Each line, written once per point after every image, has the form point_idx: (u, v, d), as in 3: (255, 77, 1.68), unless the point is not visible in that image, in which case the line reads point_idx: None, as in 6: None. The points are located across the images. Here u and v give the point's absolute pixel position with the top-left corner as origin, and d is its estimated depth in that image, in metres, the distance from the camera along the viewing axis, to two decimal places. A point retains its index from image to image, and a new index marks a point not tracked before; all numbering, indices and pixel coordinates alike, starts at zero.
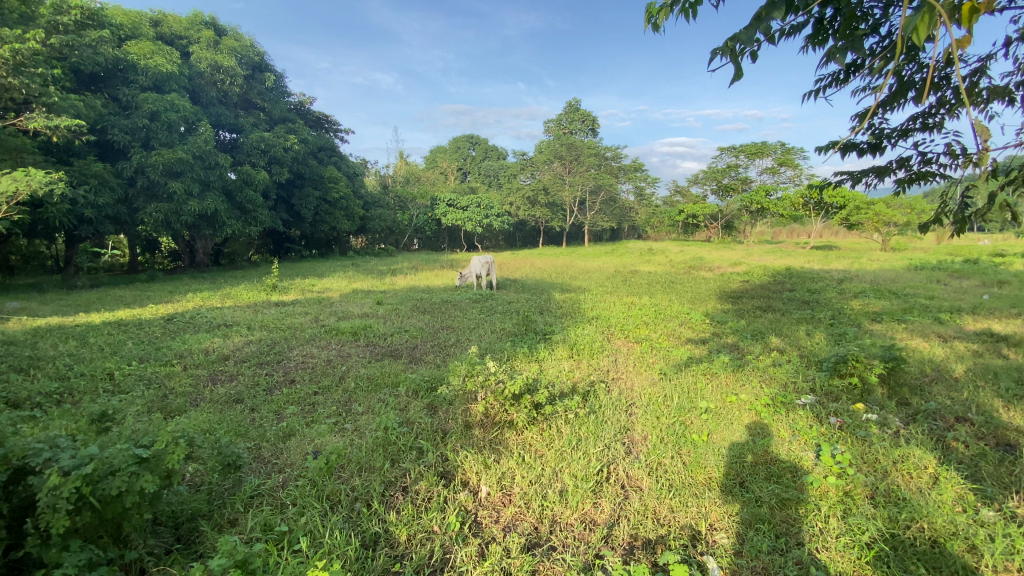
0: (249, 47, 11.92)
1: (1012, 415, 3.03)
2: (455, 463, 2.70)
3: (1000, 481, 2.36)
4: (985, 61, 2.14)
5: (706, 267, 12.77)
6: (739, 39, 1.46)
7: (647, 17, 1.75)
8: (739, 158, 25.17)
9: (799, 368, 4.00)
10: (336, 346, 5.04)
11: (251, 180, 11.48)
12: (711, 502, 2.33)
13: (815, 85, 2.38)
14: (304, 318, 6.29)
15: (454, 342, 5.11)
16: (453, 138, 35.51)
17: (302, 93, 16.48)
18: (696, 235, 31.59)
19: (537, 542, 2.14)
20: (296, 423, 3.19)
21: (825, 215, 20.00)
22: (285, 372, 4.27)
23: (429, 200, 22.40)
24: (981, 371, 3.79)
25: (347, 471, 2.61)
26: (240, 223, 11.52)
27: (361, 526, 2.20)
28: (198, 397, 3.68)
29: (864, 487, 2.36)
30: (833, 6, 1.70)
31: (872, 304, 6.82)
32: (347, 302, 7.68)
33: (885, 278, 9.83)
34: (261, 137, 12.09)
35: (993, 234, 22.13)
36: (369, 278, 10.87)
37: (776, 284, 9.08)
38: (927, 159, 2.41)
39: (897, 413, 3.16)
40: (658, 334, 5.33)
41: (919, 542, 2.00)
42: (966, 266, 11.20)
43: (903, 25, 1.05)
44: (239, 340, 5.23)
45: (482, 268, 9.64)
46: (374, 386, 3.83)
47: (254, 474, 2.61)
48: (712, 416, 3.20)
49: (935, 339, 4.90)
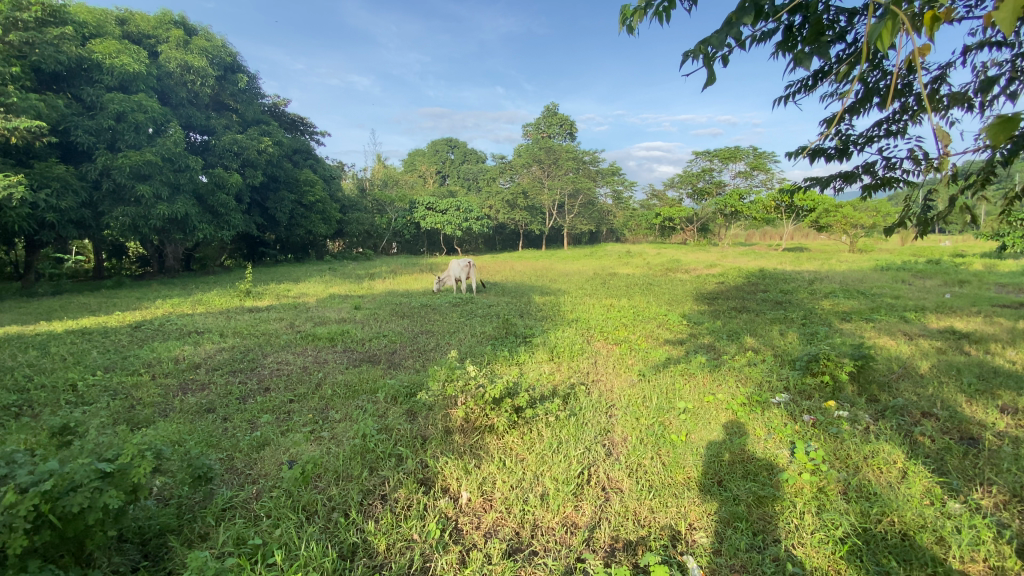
0: (221, 47, 11.62)
1: (974, 409, 3.15)
2: (435, 469, 2.66)
3: (965, 474, 2.44)
4: (946, 68, 2.21)
5: (682, 269, 13.03)
6: (708, 43, 1.48)
7: (621, 19, 1.77)
8: (713, 162, 25.85)
9: (773, 367, 4.08)
10: (312, 352, 4.95)
11: (223, 182, 11.21)
12: (691, 502, 2.35)
13: (786, 90, 2.43)
14: (280, 324, 6.15)
15: (434, 346, 5.08)
16: (432, 141, 35.32)
17: (275, 95, 16.17)
18: (673, 238, 32.23)
19: (519, 547, 2.12)
20: (270, 432, 3.10)
21: (796, 217, 20.57)
22: (259, 380, 4.15)
23: (408, 203, 22.25)
24: (945, 367, 3.93)
25: (324, 480, 2.55)
26: (213, 227, 11.23)
27: (338, 536, 2.15)
28: (167, 407, 3.56)
29: (837, 482, 2.42)
30: (802, 13, 1.74)
31: (842, 304, 7.04)
32: (324, 307, 7.56)
33: (854, 278, 10.22)
34: (234, 139, 11.82)
35: (955, 234, 23.11)
36: (346, 283, 10.72)
37: (750, 285, 9.36)
38: (892, 164, 2.49)
39: (867, 410, 3.25)
40: (637, 335, 5.40)
41: (890, 535, 2.05)
42: (928, 266, 11.68)
43: (867, 32, 1.08)
44: (212, 347, 5.09)
45: (462, 272, 9.62)
46: (352, 393, 3.76)
47: (226, 486, 2.53)
48: (690, 416, 3.24)
49: (901, 336, 5.08)
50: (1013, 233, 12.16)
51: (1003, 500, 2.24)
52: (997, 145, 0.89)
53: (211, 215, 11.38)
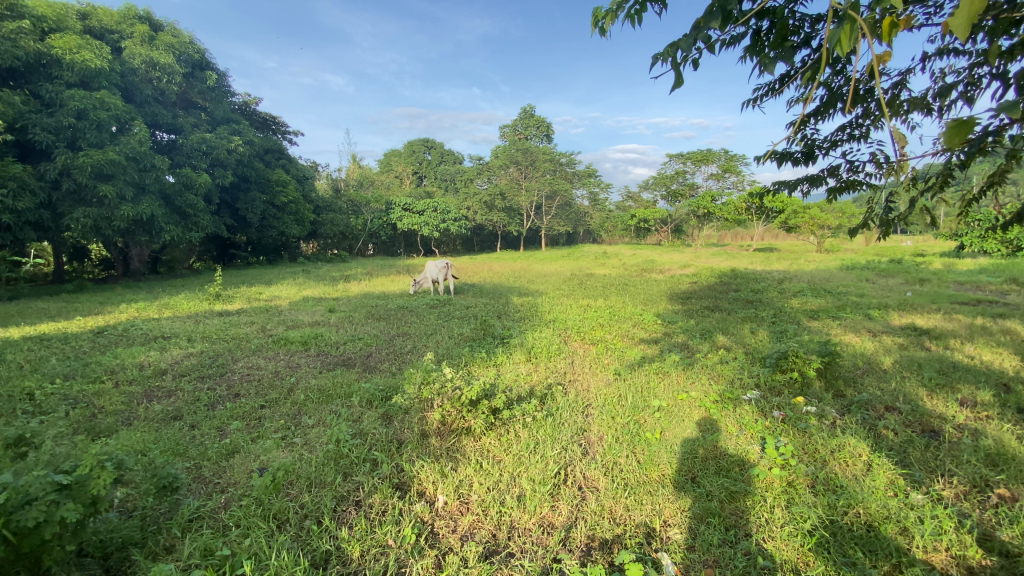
0: (188, 44, 11.27)
1: (935, 403, 3.28)
2: (411, 473, 2.63)
3: (927, 466, 2.54)
4: (905, 75, 2.29)
5: (657, 269, 13.24)
6: (677, 45, 1.50)
7: (593, 21, 1.78)
8: (686, 164, 26.39)
9: (744, 365, 4.17)
10: (284, 357, 4.84)
11: (191, 183, 10.87)
12: (665, 499, 2.38)
13: (754, 94, 2.48)
14: (251, 328, 5.99)
15: (410, 349, 5.03)
16: (408, 142, 35.02)
17: (246, 93, 15.78)
18: (648, 239, 32.72)
19: (495, 549, 2.11)
20: (240, 439, 3.02)
21: (766, 218, 21.10)
22: (228, 386, 4.03)
23: (385, 204, 21.98)
24: (907, 362, 4.08)
25: (296, 487, 2.49)
26: (180, 229, 10.90)
27: (311, 545, 2.10)
28: (131, 415, 3.43)
29: (805, 476, 2.48)
30: (769, 18, 1.78)
31: (810, 302, 7.25)
32: (297, 310, 7.42)
33: (821, 277, 10.55)
34: (203, 138, 11.47)
35: (915, 234, 24.10)
36: (321, 285, 10.54)
37: (722, 285, 9.55)
38: (855, 168, 2.57)
39: (834, 404, 3.35)
40: (613, 334, 5.45)
41: (856, 527, 2.11)
42: (890, 266, 12.12)
43: (827, 37, 1.12)
44: (179, 353, 4.93)
45: (439, 273, 9.56)
46: (325, 398, 3.68)
47: (193, 495, 2.45)
48: (664, 414, 3.29)
49: (866, 333, 5.26)
50: (969, 234, 12.73)
51: (963, 490, 2.33)
52: (952, 148, 0.96)
53: (178, 216, 11.04)
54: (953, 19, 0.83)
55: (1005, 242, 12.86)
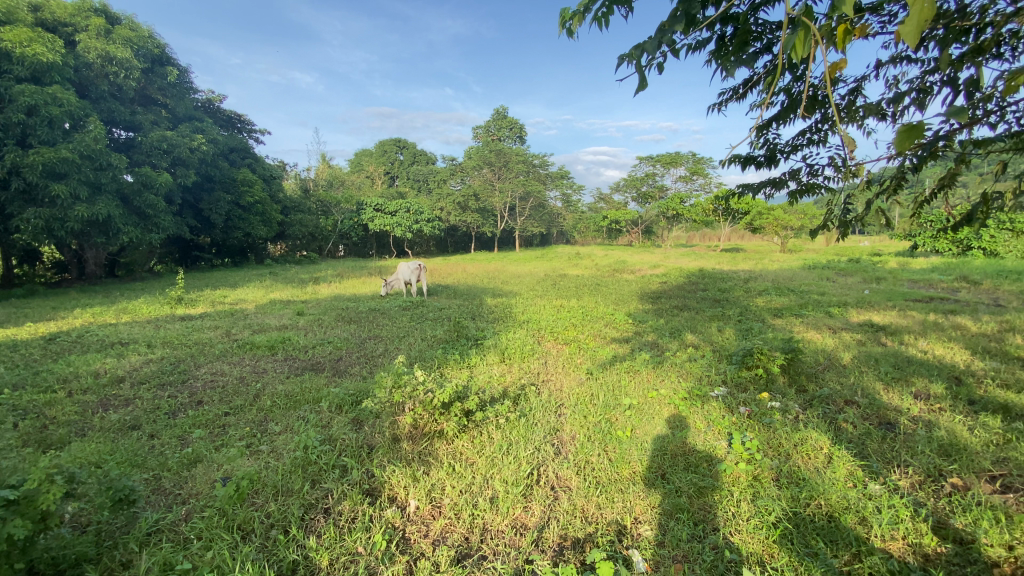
0: (148, 38, 10.80)
1: (891, 396, 3.42)
2: (382, 478, 2.59)
3: (883, 457, 2.65)
4: (860, 82, 2.38)
5: (628, 269, 13.46)
6: (643, 48, 1.52)
7: (561, 21, 1.78)
8: (656, 167, 26.92)
9: (712, 362, 4.27)
10: (250, 362, 4.70)
11: (151, 182, 10.44)
12: (636, 496, 2.41)
13: (719, 98, 2.53)
14: (215, 332, 5.80)
15: (382, 352, 4.96)
16: (379, 141, 34.56)
17: (210, 90, 15.26)
18: (619, 240, 33.22)
19: (468, 552, 2.10)
20: (202, 448, 2.91)
21: (732, 220, 21.70)
22: (191, 393, 3.89)
23: (356, 205, 21.61)
24: (865, 357, 4.26)
25: (261, 496, 2.42)
26: (139, 231, 10.47)
27: (277, 555, 2.04)
28: (85, 426, 3.26)
29: (770, 470, 2.55)
30: (732, 24, 1.82)
31: (773, 301, 7.50)
32: (264, 313, 7.21)
33: (784, 276, 10.93)
34: (163, 137, 11.02)
35: (871, 235, 25.20)
36: (289, 287, 10.28)
37: (690, 284, 9.76)
38: (814, 172, 2.66)
39: (797, 399, 3.46)
40: (585, 334, 5.50)
41: (818, 518, 2.18)
42: (849, 265, 12.60)
43: (782, 43, 1.16)
44: (138, 359, 4.72)
45: (412, 275, 9.48)
46: (293, 404, 3.59)
47: (151, 508, 2.35)
48: (635, 412, 3.33)
49: (826, 330, 5.45)
50: (921, 234, 13.38)
51: (918, 479, 2.43)
52: (903, 151, 1.02)
53: (137, 218, 10.61)
54: (903, 27, 0.87)
55: (954, 241, 13.53)
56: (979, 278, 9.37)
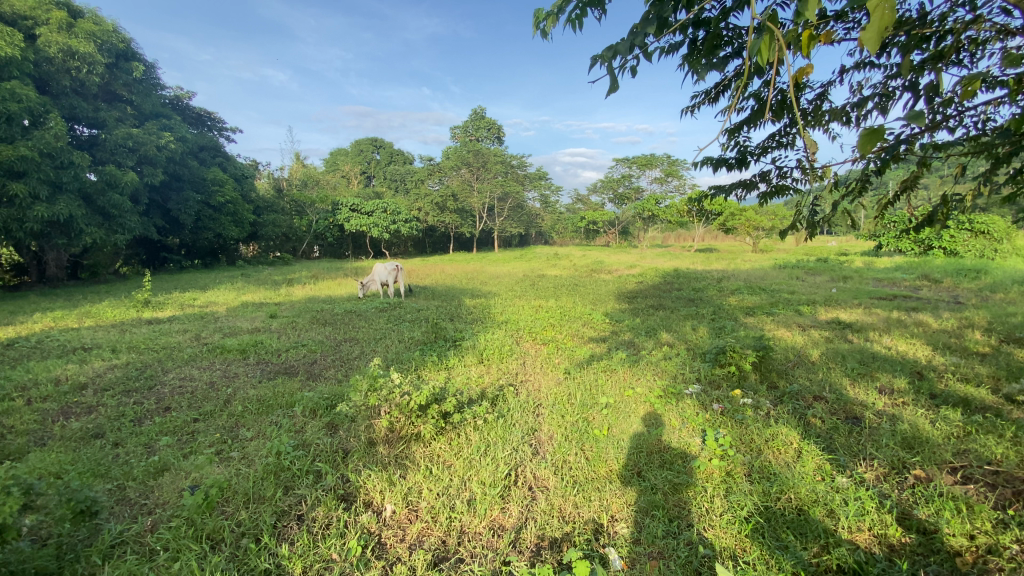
0: (113, 33, 10.38)
1: (857, 391, 3.54)
2: (357, 483, 2.55)
3: (850, 450, 2.73)
4: (827, 87, 2.45)
5: (605, 269, 13.59)
6: (615, 50, 1.53)
7: (535, 22, 1.78)
8: (633, 169, 27.26)
9: (687, 360, 4.35)
10: (221, 366, 4.58)
11: (116, 181, 10.08)
12: (612, 495, 2.43)
13: (692, 101, 2.57)
14: (183, 336, 5.63)
15: (358, 354, 4.89)
16: (355, 140, 34.08)
17: (178, 87, 14.80)
18: (597, 240, 33.55)
19: (445, 556, 2.08)
20: (170, 456, 2.82)
21: (706, 221, 22.13)
22: (158, 399, 3.76)
23: (331, 205, 21.27)
24: (832, 354, 4.39)
25: (232, 504, 2.36)
26: (104, 231, 10.11)
27: (248, 564, 1.99)
28: (44, 435, 3.12)
29: (742, 466, 2.61)
30: (704, 28, 1.84)
31: (746, 299, 7.67)
32: (235, 316, 7.03)
33: (756, 275, 11.20)
34: (129, 134, 10.64)
35: (838, 235, 26.04)
36: (262, 289, 10.05)
37: (665, 284, 9.91)
38: (783, 174, 2.73)
39: (768, 396, 3.55)
40: (563, 334, 5.53)
41: (788, 511, 2.24)
42: (817, 264, 12.98)
43: (748, 47, 1.18)
44: (101, 365, 4.55)
45: (389, 276, 9.37)
46: (265, 409, 3.51)
47: (115, 520, 2.26)
48: (612, 411, 3.36)
49: (796, 328, 5.61)
50: (885, 235, 13.88)
51: (883, 472, 2.51)
52: (864, 155, 1.04)
53: (101, 218, 10.23)
54: (864, 33, 0.89)
55: (916, 241, 14.07)
56: (939, 276, 9.76)
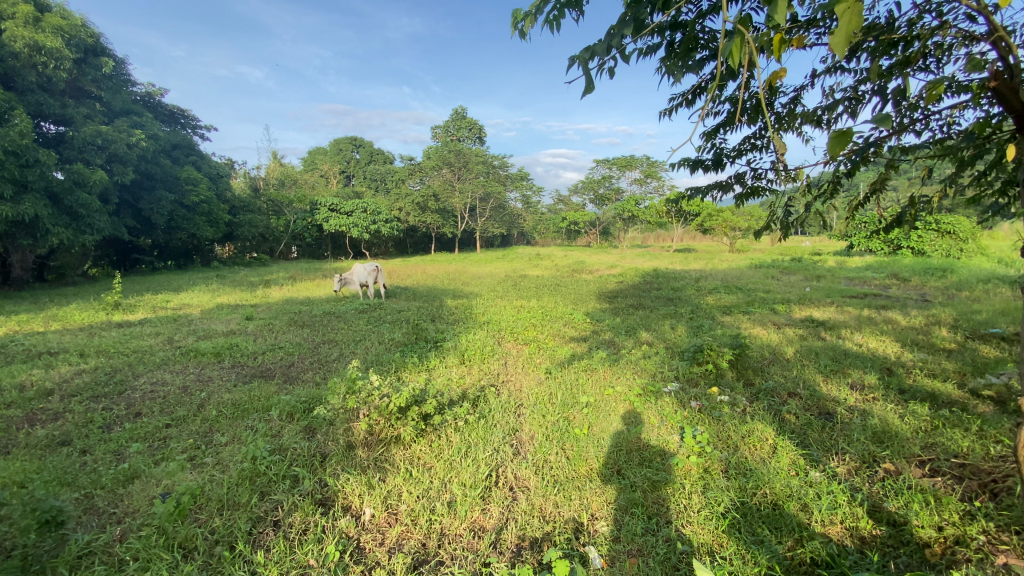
0: (81, 27, 10.02)
1: (830, 387, 3.63)
2: (335, 487, 2.51)
3: (823, 445, 2.80)
4: (799, 91, 2.49)
5: (586, 269, 13.68)
6: (593, 51, 1.53)
7: (513, 22, 1.76)
8: (613, 170, 27.51)
9: (665, 359, 4.40)
10: (194, 370, 4.47)
11: (84, 181, 9.73)
12: (592, 493, 2.44)
13: (670, 104, 2.59)
14: (155, 340, 5.48)
15: (336, 356, 4.82)
16: (335, 139, 33.61)
17: (150, 84, 14.39)
18: (578, 240, 33.77)
19: (425, 559, 2.07)
20: (140, 463, 2.73)
21: (684, 221, 22.46)
22: (128, 404, 3.65)
23: (310, 204, 20.92)
24: (806, 351, 4.50)
25: (205, 511, 2.30)
26: (71, 232, 9.78)
27: (222, 573, 1.94)
28: (6, 443, 3.00)
29: (719, 462, 2.65)
30: (681, 31, 1.85)
31: (723, 298, 7.80)
32: (209, 318, 6.87)
33: (733, 275, 11.41)
34: (98, 132, 10.30)
35: (811, 236, 26.73)
36: (237, 291, 9.84)
37: (645, 284, 10.02)
38: (758, 175, 2.78)
39: (744, 393, 3.61)
40: (544, 334, 5.54)
41: (764, 506, 2.28)
42: (792, 264, 13.28)
43: (720, 49, 1.19)
44: (68, 370, 4.40)
45: (368, 277, 9.26)
46: (240, 413, 3.43)
47: (82, 530, 2.18)
48: (592, 409, 3.38)
49: (771, 326, 5.72)
50: (857, 235, 14.28)
51: (854, 466, 2.58)
52: (834, 157, 1.05)
53: (68, 217, 9.90)
54: (833, 38, 0.90)
55: (886, 241, 14.51)
56: (908, 275, 10.08)
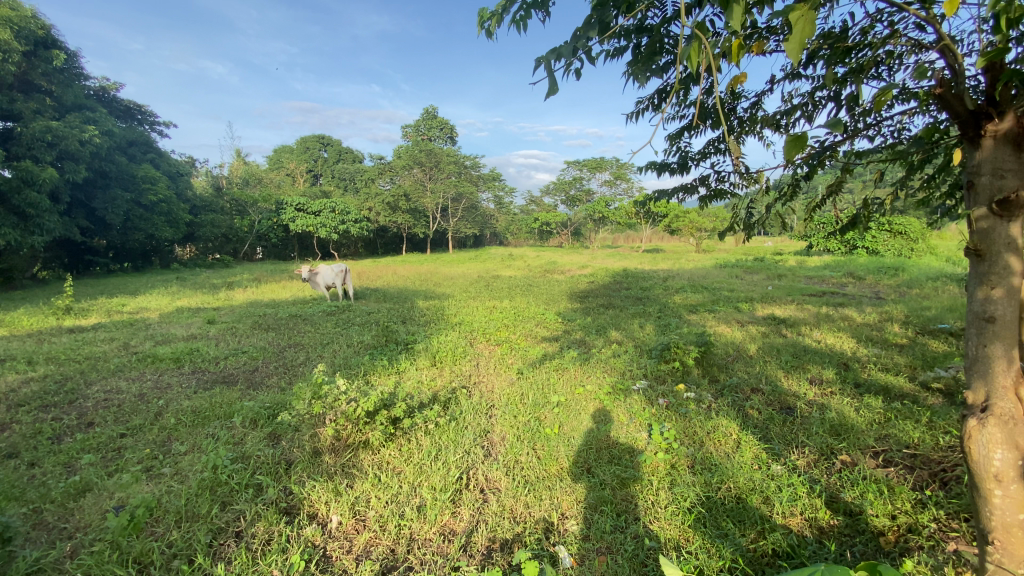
0: (30, 18, 9.49)
1: (791, 382, 3.76)
2: (301, 495, 2.45)
3: (784, 439, 2.89)
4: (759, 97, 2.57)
5: (558, 270, 13.76)
6: (558, 52, 1.52)
7: (479, 19, 1.71)
8: (583, 171, 27.80)
9: (634, 357, 4.48)
10: (152, 376, 4.28)
11: (32, 179, 9.21)
12: (563, 493, 2.46)
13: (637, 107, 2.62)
14: (109, 345, 5.23)
15: (303, 360, 4.71)
16: (301, 138, 32.84)
17: (105, 78, 13.74)
18: (551, 241, 33.98)
19: (393, 565, 2.03)
20: (92, 475, 2.60)
21: (653, 222, 22.89)
22: (80, 414, 3.48)
23: (275, 204, 20.35)
24: (768, 348, 4.64)
25: (163, 524, 2.21)
26: (18, 232, 9.25)
27: None
28: None
29: (685, 457, 2.71)
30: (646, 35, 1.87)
31: (690, 297, 7.97)
32: (168, 323, 6.60)
33: (699, 274, 11.69)
34: (48, 128, 9.77)
35: (773, 236, 27.67)
36: (198, 294, 9.48)
37: (614, 284, 10.15)
38: (721, 178, 2.85)
39: (710, 389, 3.70)
40: (516, 335, 5.55)
41: (728, 500, 2.34)
42: (755, 263, 13.71)
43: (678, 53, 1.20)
44: (13, 378, 4.15)
45: (335, 278, 9.07)
46: (202, 420, 3.32)
47: (29, 547, 2.06)
48: (562, 409, 3.41)
49: (736, 324, 5.88)
50: (816, 236, 14.84)
51: (813, 458, 2.67)
52: (789, 161, 1.09)
53: (14, 217, 9.36)
54: (786, 45, 0.93)
55: (843, 242, 15.14)
56: (863, 274, 10.53)
